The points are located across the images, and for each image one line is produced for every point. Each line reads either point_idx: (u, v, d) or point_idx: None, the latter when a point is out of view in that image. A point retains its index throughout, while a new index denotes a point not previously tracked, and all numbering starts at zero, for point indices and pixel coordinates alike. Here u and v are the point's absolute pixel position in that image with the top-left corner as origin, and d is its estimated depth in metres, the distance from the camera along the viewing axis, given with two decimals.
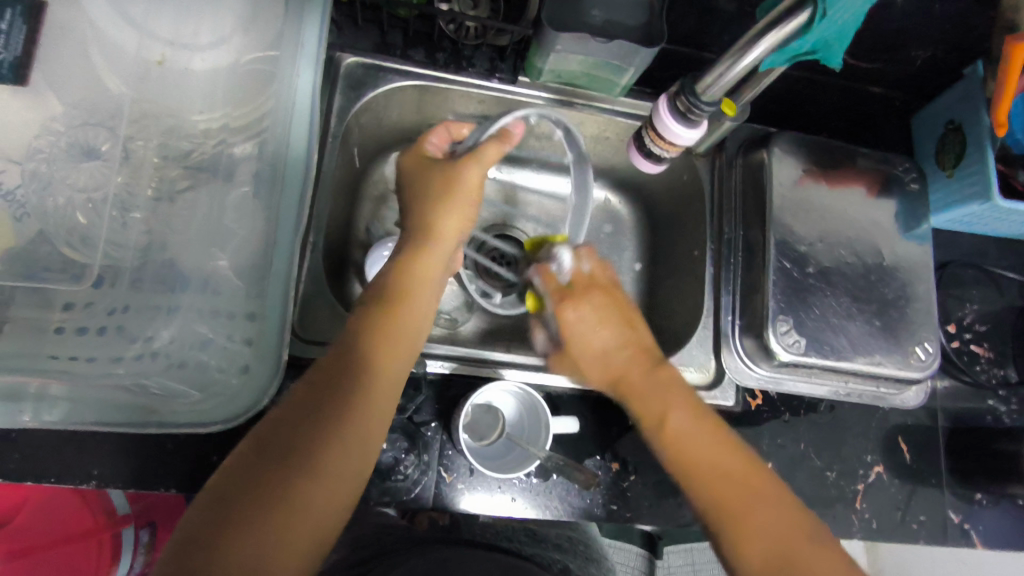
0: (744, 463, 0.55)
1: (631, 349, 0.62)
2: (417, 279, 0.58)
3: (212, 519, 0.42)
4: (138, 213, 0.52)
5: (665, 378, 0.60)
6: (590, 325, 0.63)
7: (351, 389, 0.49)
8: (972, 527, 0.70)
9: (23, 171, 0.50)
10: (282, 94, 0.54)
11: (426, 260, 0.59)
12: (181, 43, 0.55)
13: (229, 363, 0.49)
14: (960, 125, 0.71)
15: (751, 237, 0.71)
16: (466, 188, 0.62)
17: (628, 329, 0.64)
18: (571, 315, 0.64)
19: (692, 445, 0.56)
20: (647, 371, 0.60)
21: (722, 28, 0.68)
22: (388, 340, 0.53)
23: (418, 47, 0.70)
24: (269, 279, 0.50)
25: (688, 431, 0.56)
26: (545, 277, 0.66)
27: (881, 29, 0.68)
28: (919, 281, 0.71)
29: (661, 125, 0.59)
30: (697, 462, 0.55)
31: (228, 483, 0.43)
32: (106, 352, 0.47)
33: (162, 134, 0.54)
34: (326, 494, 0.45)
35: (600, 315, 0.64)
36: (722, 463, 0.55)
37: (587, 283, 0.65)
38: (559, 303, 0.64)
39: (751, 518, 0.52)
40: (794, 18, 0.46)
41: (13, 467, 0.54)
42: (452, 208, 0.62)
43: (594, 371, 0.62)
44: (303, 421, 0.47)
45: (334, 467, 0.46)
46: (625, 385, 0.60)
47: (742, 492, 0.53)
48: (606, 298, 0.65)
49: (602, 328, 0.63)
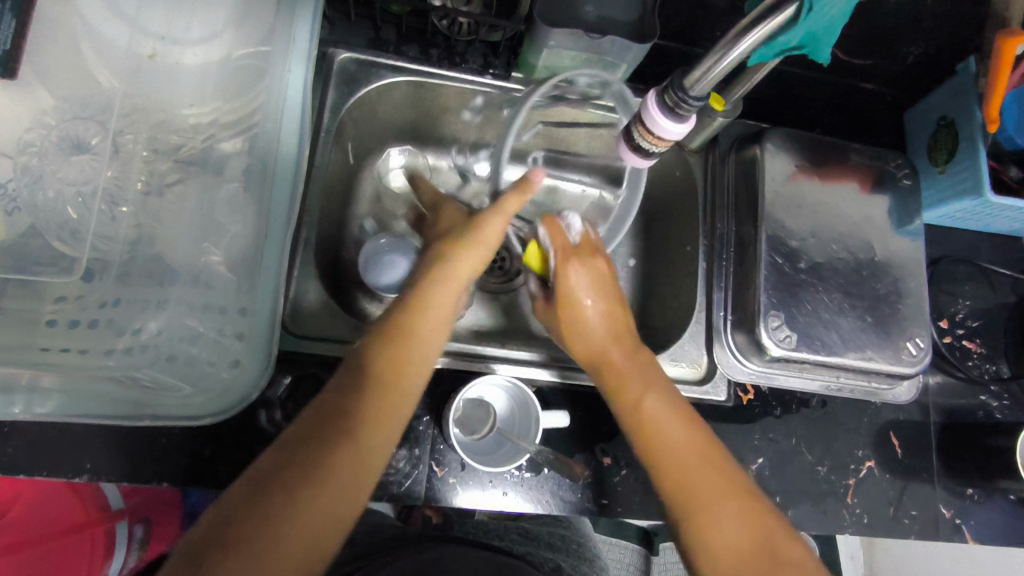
0: (715, 460, 0.54)
1: (614, 331, 0.62)
2: (430, 323, 0.56)
3: (221, 528, 0.40)
4: (127, 206, 0.51)
5: (643, 364, 0.60)
6: (588, 289, 0.63)
7: (359, 415, 0.48)
8: (964, 523, 0.71)
9: (14, 164, 0.49)
10: (273, 89, 0.56)
11: (442, 293, 0.57)
12: (172, 38, 0.56)
13: (219, 356, 0.50)
14: (953, 121, 0.70)
15: (743, 233, 0.72)
16: (478, 238, 0.61)
17: (614, 305, 0.64)
18: (573, 276, 0.62)
19: (658, 438, 0.56)
20: (630, 354, 0.61)
21: (713, 25, 0.69)
22: (400, 370, 0.52)
23: (412, 43, 0.71)
24: (259, 274, 0.52)
25: (659, 425, 0.56)
26: (552, 229, 0.63)
27: (877, 23, 0.68)
28: (911, 277, 0.71)
29: (648, 118, 0.58)
30: (661, 455, 0.55)
31: (231, 502, 0.42)
32: (97, 344, 0.47)
33: (151, 128, 0.54)
34: (326, 516, 0.44)
35: (600, 284, 0.63)
36: (692, 459, 0.54)
37: (590, 249, 0.65)
38: (564, 259, 0.63)
39: (714, 516, 0.51)
40: (779, 14, 0.46)
41: (7, 459, 0.55)
42: (471, 252, 0.60)
43: (583, 339, 0.62)
44: (311, 437, 0.46)
45: (337, 489, 0.45)
46: (603, 362, 0.61)
47: (711, 487, 0.53)
48: (596, 268, 0.64)
49: (599, 297, 0.63)
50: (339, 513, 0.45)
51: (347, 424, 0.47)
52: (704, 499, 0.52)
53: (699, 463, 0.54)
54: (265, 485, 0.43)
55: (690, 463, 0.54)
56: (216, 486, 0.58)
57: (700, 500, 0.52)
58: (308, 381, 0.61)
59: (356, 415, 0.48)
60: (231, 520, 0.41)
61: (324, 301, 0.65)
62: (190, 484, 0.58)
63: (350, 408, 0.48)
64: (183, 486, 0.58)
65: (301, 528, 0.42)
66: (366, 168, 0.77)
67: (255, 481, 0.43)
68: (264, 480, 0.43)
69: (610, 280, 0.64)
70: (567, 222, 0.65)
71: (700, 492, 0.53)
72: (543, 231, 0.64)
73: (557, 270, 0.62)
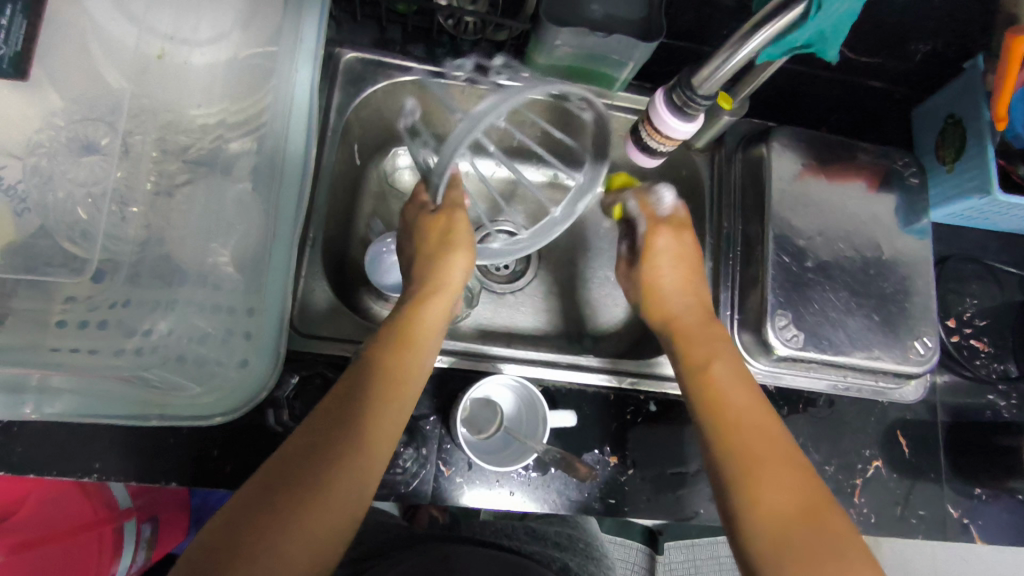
0: (767, 441, 0.52)
1: (693, 296, 0.66)
2: (429, 327, 0.56)
3: (229, 531, 0.42)
4: (137, 207, 0.52)
5: (712, 336, 0.61)
6: (670, 258, 0.67)
7: (361, 419, 0.48)
8: (971, 522, 0.70)
9: (24, 166, 0.50)
10: (281, 89, 0.56)
11: (435, 303, 0.57)
12: (180, 38, 0.56)
13: (228, 356, 0.50)
14: (960, 119, 0.70)
15: (749, 232, 0.72)
16: (461, 238, 0.61)
17: (695, 281, 0.67)
18: (662, 243, 0.68)
19: (718, 403, 0.55)
20: (703, 322, 0.63)
21: (721, 23, 0.68)
22: (403, 378, 0.52)
23: (418, 43, 0.71)
24: (266, 272, 0.51)
25: (727, 387, 0.57)
26: (642, 204, 0.70)
27: (884, 20, 0.67)
28: (918, 275, 0.71)
29: (657, 120, 0.60)
30: (726, 418, 0.54)
31: (244, 502, 0.43)
32: (107, 344, 0.47)
33: (159, 129, 0.55)
34: (333, 520, 0.44)
35: (681, 255, 0.67)
36: (744, 438, 0.53)
37: (681, 223, 0.69)
38: (656, 227, 0.68)
39: (767, 484, 0.49)
40: (790, 11, 0.46)
41: (17, 459, 0.55)
42: (457, 255, 0.60)
43: (663, 306, 0.66)
44: (320, 438, 0.46)
45: (342, 495, 0.45)
46: (678, 328, 0.63)
47: (767, 454, 0.51)
48: (682, 240, 0.68)
49: (678, 266, 0.67)
50: (347, 516, 0.45)
51: (350, 434, 0.47)
52: (767, 474, 0.50)
53: (758, 443, 0.52)
54: (276, 488, 0.44)
55: (741, 438, 0.53)
56: (224, 487, 0.58)
57: (752, 469, 0.50)
58: (315, 380, 0.60)
59: (360, 420, 0.48)
60: (246, 520, 0.42)
61: (332, 302, 0.65)
62: (198, 483, 0.58)
63: (353, 415, 0.48)
64: (190, 486, 0.58)
65: (303, 535, 0.42)
66: (374, 169, 0.77)
67: (260, 488, 0.44)
68: (275, 484, 0.44)
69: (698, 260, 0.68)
70: (659, 193, 0.70)
71: (753, 472, 0.50)
72: (634, 203, 0.70)
73: (648, 234, 0.68)
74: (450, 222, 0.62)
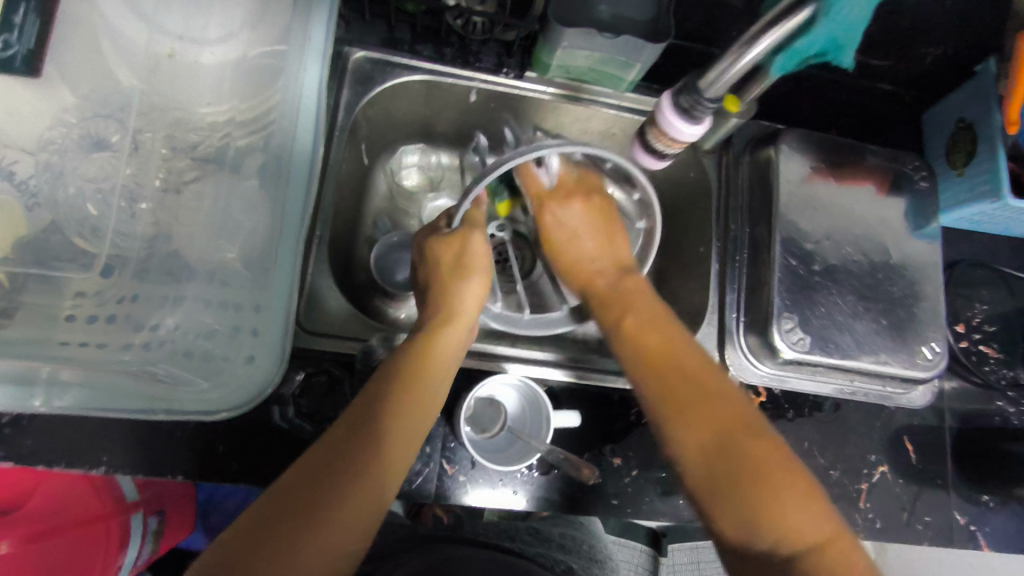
0: (735, 415, 0.51)
1: (603, 249, 0.66)
2: (445, 355, 0.55)
3: (248, 540, 0.42)
4: (145, 204, 0.55)
5: (627, 289, 0.61)
6: (573, 227, 0.67)
7: (379, 430, 0.48)
8: (979, 529, 0.70)
9: (36, 161, 0.52)
10: (289, 88, 0.55)
11: (449, 335, 0.56)
12: (190, 37, 0.57)
13: (235, 351, 0.49)
14: (972, 123, 0.70)
15: (757, 234, 0.71)
16: (476, 263, 0.61)
17: (599, 232, 0.66)
18: (554, 217, 0.67)
19: (664, 361, 0.54)
20: (614, 278, 0.63)
21: (730, 25, 0.68)
22: (420, 395, 0.51)
23: (427, 43, 0.70)
24: (272, 272, 0.51)
25: (657, 345, 0.55)
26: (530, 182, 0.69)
27: (896, 24, 0.67)
28: (927, 280, 0.70)
29: (664, 122, 0.60)
30: (673, 384, 0.53)
31: (264, 514, 0.43)
32: (116, 338, 0.48)
33: (168, 127, 0.56)
34: (353, 526, 0.44)
35: (580, 219, 0.67)
36: (696, 400, 0.52)
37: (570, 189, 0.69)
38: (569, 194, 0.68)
39: (720, 446, 0.50)
40: (796, 15, 0.47)
41: (25, 450, 0.56)
42: (475, 276, 0.60)
43: (573, 271, 0.66)
44: (334, 450, 0.46)
45: (356, 499, 0.45)
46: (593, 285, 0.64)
47: (720, 418, 0.51)
48: (595, 209, 0.67)
49: (580, 230, 0.67)
50: (364, 520, 0.45)
51: (367, 448, 0.47)
52: (746, 478, 0.48)
53: (714, 402, 0.51)
54: (295, 501, 0.44)
55: (695, 407, 0.51)
56: (230, 482, 0.58)
57: (704, 428, 0.50)
58: (320, 377, 0.61)
59: (377, 433, 0.48)
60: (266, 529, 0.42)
61: (338, 299, 0.65)
62: (203, 478, 0.58)
63: (368, 430, 0.48)
64: (195, 480, 0.58)
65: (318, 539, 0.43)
66: (382, 166, 0.78)
67: (279, 498, 0.44)
68: (294, 494, 0.44)
69: (611, 240, 0.66)
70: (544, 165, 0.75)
71: (703, 434, 0.50)
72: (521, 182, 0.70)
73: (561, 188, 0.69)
74: (467, 243, 0.61)
